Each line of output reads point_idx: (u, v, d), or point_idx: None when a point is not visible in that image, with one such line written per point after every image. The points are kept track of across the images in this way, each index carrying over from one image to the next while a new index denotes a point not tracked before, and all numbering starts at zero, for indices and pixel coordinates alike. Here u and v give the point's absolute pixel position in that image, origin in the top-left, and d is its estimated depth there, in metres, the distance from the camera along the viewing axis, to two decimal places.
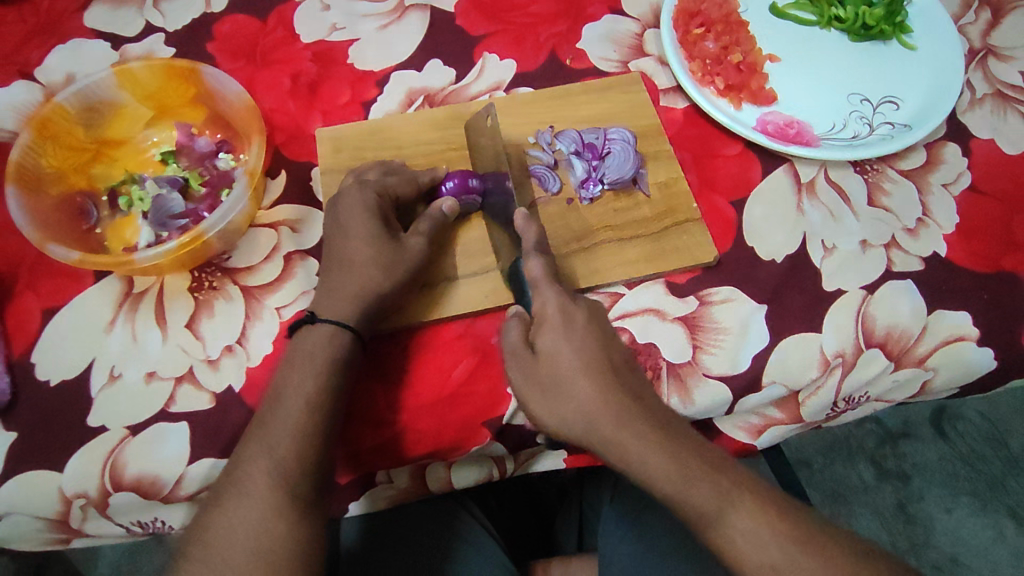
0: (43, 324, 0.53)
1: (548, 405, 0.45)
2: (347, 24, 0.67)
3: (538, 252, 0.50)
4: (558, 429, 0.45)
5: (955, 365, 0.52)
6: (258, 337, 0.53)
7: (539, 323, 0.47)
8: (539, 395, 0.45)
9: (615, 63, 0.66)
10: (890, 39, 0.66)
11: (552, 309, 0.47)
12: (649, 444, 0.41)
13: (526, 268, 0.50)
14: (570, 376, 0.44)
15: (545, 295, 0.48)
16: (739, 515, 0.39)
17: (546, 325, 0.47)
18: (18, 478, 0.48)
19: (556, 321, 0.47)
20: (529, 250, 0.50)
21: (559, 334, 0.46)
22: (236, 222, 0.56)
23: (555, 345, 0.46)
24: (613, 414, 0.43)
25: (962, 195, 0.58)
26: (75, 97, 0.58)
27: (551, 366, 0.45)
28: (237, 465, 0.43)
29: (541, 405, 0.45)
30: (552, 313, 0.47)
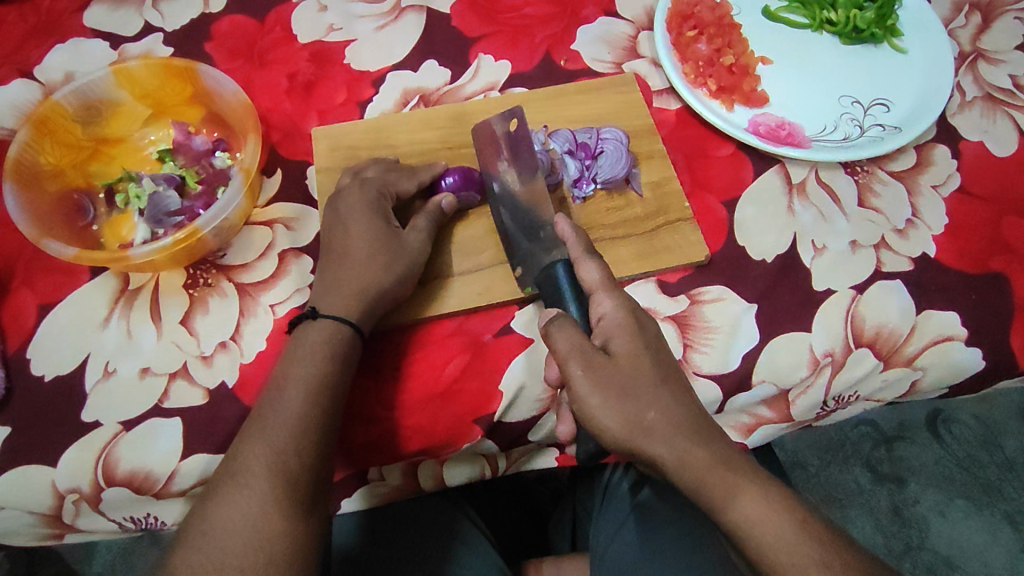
0: (38, 320, 0.54)
1: (616, 408, 0.41)
2: (344, 24, 0.68)
3: (593, 258, 0.48)
4: (616, 434, 0.41)
5: (943, 365, 0.53)
6: (252, 333, 0.54)
7: (606, 326, 0.45)
8: (611, 397, 0.41)
9: (608, 65, 0.66)
10: (881, 42, 0.66)
11: (620, 312, 0.45)
12: (685, 460, 0.39)
13: (581, 273, 0.48)
14: (649, 381, 0.42)
15: (608, 299, 0.46)
16: (752, 515, 0.38)
17: (617, 328, 0.45)
18: (11, 472, 0.49)
19: (628, 326, 0.44)
20: (583, 253, 0.48)
21: (633, 339, 0.44)
22: (231, 219, 0.56)
23: (632, 349, 0.43)
24: (679, 419, 0.41)
25: (952, 197, 0.59)
26: (73, 95, 0.59)
27: (629, 368, 0.42)
28: (236, 457, 0.44)
29: (613, 408, 0.41)
30: (621, 317, 0.45)
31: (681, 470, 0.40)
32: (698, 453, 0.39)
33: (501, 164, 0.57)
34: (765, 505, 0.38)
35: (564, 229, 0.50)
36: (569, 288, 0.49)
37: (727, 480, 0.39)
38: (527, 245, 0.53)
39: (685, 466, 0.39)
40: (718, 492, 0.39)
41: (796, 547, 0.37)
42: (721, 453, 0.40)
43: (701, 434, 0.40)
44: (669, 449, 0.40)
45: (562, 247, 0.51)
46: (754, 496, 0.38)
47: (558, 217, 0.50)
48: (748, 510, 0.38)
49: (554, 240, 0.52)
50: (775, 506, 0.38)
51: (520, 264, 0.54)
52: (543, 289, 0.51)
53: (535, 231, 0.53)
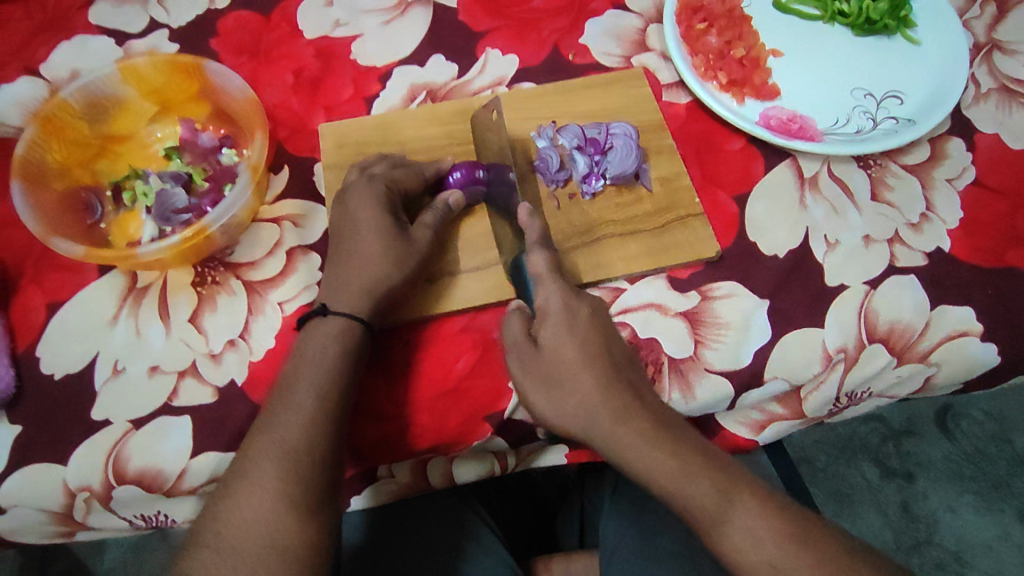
0: (47, 319, 0.54)
1: (542, 395, 0.47)
2: (350, 20, 0.67)
3: (543, 245, 0.51)
4: (550, 418, 0.47)
5: (957, 360, 0.52)
6: (260, 331, 0.54)
7: (540, 316, 0.48)
8: (538, 386, 0.47)
9: (617, 58, 0.66)
10: (894, 34, 0.65)
11: (552, 301, 0.48)
12: (608, 441, 0.44)
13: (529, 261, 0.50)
14: (571, 367, 0.46)
15: (549, 289, 0.49)
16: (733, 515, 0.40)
17: (550, 318, 0.48)
18: (22, 471, 0.49)
19: (562, 315, 0.48)
20: (534, 243, 0.51)
21: (563, 327, 0.47)
22: (238, 217, 0.56)
23: (558, 338, 0.47)
24: (598, 404, 0.44)
25: (966, 190, 0.58)
26: (79, 92, 0.58)
27: (554, 356, 0.46)
28: (244, 454, 0.44)
29: (539, 396, 0.47)
30: (554, 305, 0.48)
31: (617, 454, 0.44)
32: (650, 453, 0.42)
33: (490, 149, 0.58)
34: (735, 509, 0.40)
35: (524, 218, 0.51)
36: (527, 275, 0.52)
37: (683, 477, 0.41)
38: (510, 243, 0.55)
39: (624, 451, 0.43)
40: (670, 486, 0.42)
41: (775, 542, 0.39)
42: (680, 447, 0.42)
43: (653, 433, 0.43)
44: (600, 434, 0.44)
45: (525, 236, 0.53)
46: (724, 501, 0.40)
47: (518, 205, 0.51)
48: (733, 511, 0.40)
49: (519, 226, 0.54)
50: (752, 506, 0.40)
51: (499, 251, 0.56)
52: (518, 274, 0.54)
53: (505, 214, 0.56)
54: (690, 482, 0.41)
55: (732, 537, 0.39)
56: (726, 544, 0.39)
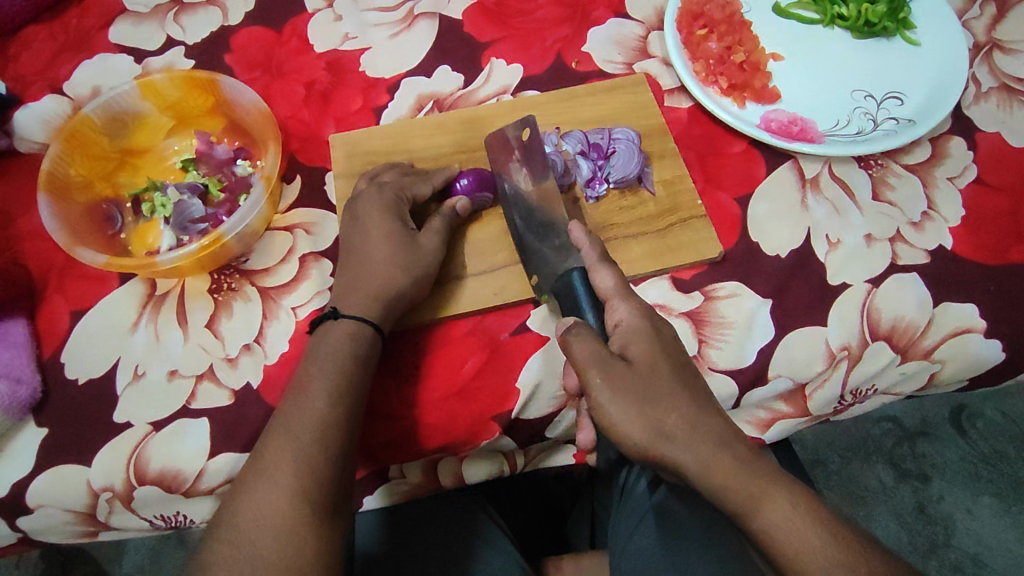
0: (71, 326, 0.56)
1: (638, 416, 0.41)
2: (358, 33, 0.69)
3: (608, 263, 0.49)
4: (637, 443, 0.41)
5: (961, 358, 0.53)
6: (275, 335, 0.55)
7: (624, 332, 0.45)
8: (632, 403, 0.41)
9: (619, 65, 0.67)
10: (894, 35, 0.66)
11: (636, 319, 0.46)
12: (709, 466, 0.38)
13: (597, 280, 0.49)
14: (668, 386, 0.42)
15: (623, 305, 0.46)
16: (778, 522, 0.37)
17: (634, 334, 0.45)
18: (47, 473, 0.50)
19: (644, 333, 0.45)
20: (597, 260, 0.49)
21: (651, 345, 0.44)
22: (253, 225, 0.58)
23: (651, 356, 0.43)
24: (701, 423, 0.40)
25: (968, 188, 0.59)
26: (101, 108, 0.61)
27: (647, 373, 0.42)
28: (271, 454, 0.45)
29: (635, 416, 0.41)
30: (638, 324, 0.45)
31: (707, 477, 0.38)
32: (721, 458, 0.39)
33: (508, 164, 0.58)
34: (793, 514, 0.37)
35: (579, 236, 0.50)
36: (586, 297, 0.50)
37: (757, 487, 0.38)
38: (539, 245, 0.55)
39: (709, 467, 0.38)
40: (743, 498, 0.38)
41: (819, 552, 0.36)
42: (744, 456, 0.39)
43: (721, 440, 0.39)
44: (694, 458, 0.39)
45: (577, 254, 0.52)
46: (773, 499, 0.38)
47: (573, 225, 0.51)
48: (774, 518, 0.37)
49: (569, 246, 0.53)
50: (801, 513, 0.38)
51: (536, 272, 0.55)
52: (561, 298, 0.52)
53: (549, 237, 0.54)
54: (759, 486, 0.38)
55: (795, 543, 0.37)
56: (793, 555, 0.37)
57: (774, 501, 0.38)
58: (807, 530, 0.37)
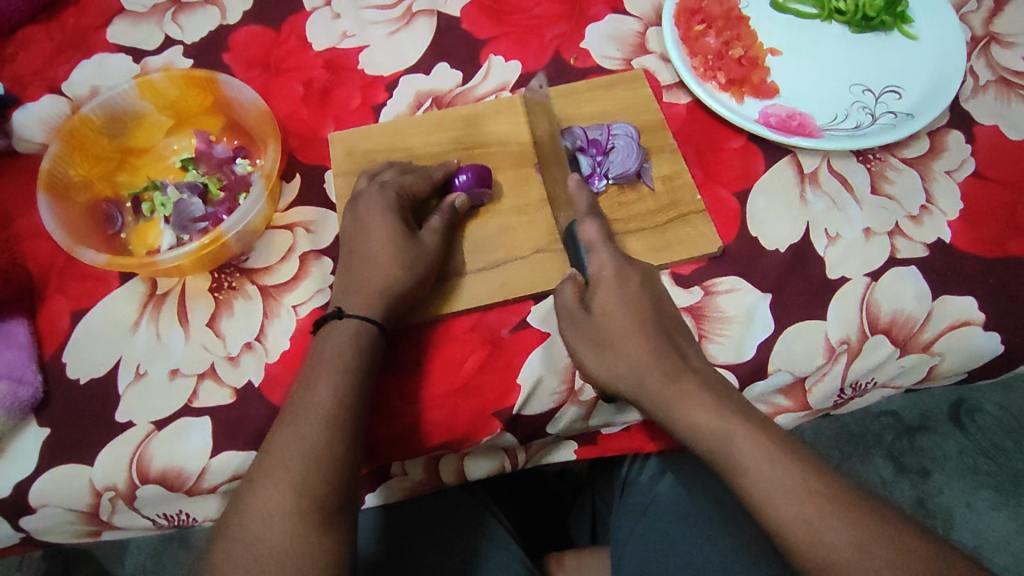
0: (72, 325, 0.56)
1: (597, 357, 0.50)
2: (357, 31, 0.69)
3: (594, 215, 0.55)
4: (602, 379, 0.50)
5: (959, 351, 0.53)
6: (276, 334, 0.55)
7: (595, 281, 0.52)
8: (592, 347, 0.50)
9: (618, 61, 0.67)
10: (892, 29, 0.66)
11: (608, 268, 0.52)
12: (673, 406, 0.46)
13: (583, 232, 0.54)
14: (625, 330, 0.49)
15: (604, 253, 0.52)
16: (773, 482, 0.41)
17: (602, 284, 0.51)
18: (51, 472, 0.50)
19: (611, 280, 0.51)
20: (585, 212, 0.55)
21: (615, 292, 0.51)
22: (253, 224, 0.58)
23: (611, 303, 0.50)
24: (649, 363, 0.48)
25: (966, 181, 0.59)
26: (100, 108, 0.61)
27: (605, 321, 0.50)
28: (280, 433, 0.46)
29: (594, 357, 0.50)
30: (607, 272, 0.52)
31: (662, 407, 0.46)
32: (673, 393, 0.46)
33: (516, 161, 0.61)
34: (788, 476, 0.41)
35: (570, 187, 0.55)
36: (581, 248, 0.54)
37: (712, 421, 0.44)
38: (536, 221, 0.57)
39: (659, 397, 0.47)
40: (695, 429, 0.44)
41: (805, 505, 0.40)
42: (701, 394, 0.45)
43: (675, 376, 0.47)
44: (647, 392, 0.47)
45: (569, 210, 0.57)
46: (771, 463, 0.41)
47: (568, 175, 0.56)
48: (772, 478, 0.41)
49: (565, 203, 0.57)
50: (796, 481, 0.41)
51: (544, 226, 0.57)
52: (564, 251, 0.56)
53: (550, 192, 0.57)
54: (709, 419, 0.44)
55: (769, 490, 0.41)
56: (747, 480, 0.42)
57: (736, 437, 0.43)
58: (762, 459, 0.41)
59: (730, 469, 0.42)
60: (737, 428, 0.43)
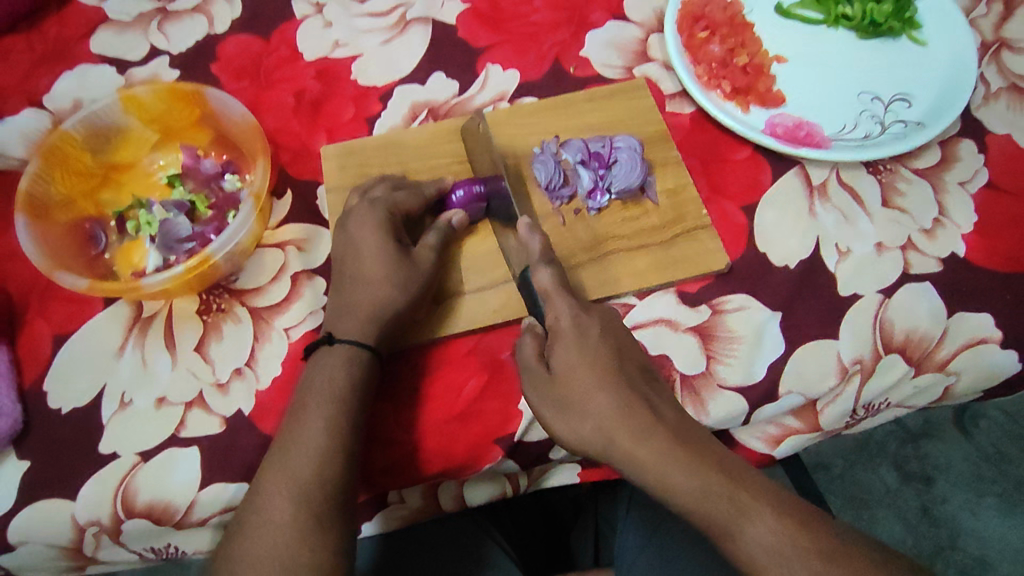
0: (54, 351, 0.54)
1: (560, 421, 0.45)
2: (349, 40, 0.67)
3: (547, 262, 0.49)
4: (572, 446, 0.44)
5: (978, 369, 0.51)
6: (266, 359, 0.53)
7: (553, 337, 0.47)
8: (553, 408, 0.45)
9: (618, 70, 0.65)
10: (900, 35, 0.64)
11: (563, 321, 0.47)
12: (642, 466, 0.41)
13: (537, 279, 0.49)
14: (585, 389, 0.44)
15: (556, 306, 0.47)
16: (751, 533, 0.37)
17: (559, 337, 0.46)
18: (32, 507, 0.48)
19: (567, 335, 0.46)
20: (536, 259, 0.49)
21: (572, 348, 0.45)
22: (243, 244, 0.55)
23: (568, 359, 0.45)
24: (616, 425, 0.42)
25: (979, 193, 0.57)
26: (81, 123, 0.58)
27: (564, 380, 0.45)
28: (252, 491, 0.43)
29: (560, 423, 0.45)
30: (564, 325, 0.47)
31: (638, 473, 0.41)
32: (646, 457, 0.41)
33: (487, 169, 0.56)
34: (764, 529, 0.37)
35: (523, 233, 0.50)
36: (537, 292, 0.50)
37: (697, 492, 0.39)
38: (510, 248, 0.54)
39: (636, 463, 0.41)
40: (689, 501, 0.39)
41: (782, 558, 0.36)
42: (675, 456, 0.40)
43: (643, 437, 0.41)
44: (621, 459, 0.42)
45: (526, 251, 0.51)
46: (743, 513, 0.37)
47: (518, 222, 0.50)
48: (750, 530, 0.37)
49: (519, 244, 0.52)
50: (774, 531, 0.37)
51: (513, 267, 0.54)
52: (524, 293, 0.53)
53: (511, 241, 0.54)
54: (695, 489, 0.39)
55: (752, 546, 0.37)
56: (752, 564, 0.37)
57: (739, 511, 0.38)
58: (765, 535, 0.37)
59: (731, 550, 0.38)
60: (730, 500, 0.38)
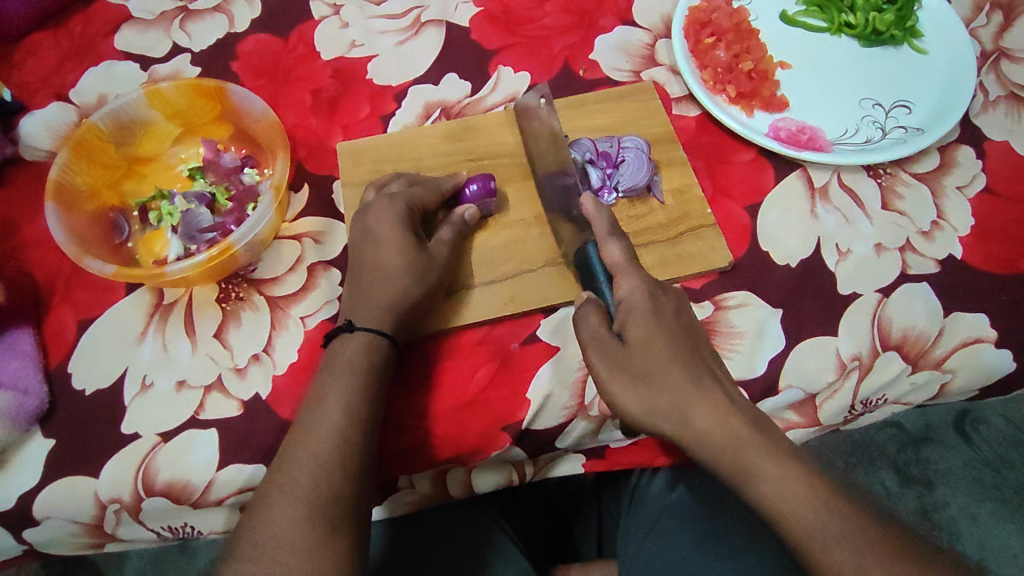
0: (78, 335, 0.55)
1: (634, 391, 0.45)
2: (365, 41, 0.69)
3: (616, 236, 0.51)
4: (636, 415, 0.45)
5: (973, 367, 0.53)
6: (283, 346, 0.55)
7: (623, 309, 0.48)
8: (626, 379, 0.45)
9: (626, 73, 0.67)
10: (901, 44, 0.66)
11: (638, 295, 0.48)
12: (705, 437, 0.42)
13: (607, 254, 0.50)
14: (662, 362, 0.45)
15: (627, 282, 0.49)
16: (794, 501, 0.39)
17: (634, 311, 0.47)
18: (56, 484, 0.50)
19: (645, 309, 0.47)
20: (607, 234, 0.51)
21: (649, 322, 0.46)
22: (262, 234, 0.57)
23: (646, 332, 0.46)
24: (692, 399, 0.43)
25: (977, 197, 0.58)
26: (108, 117, 0.60)
27: (642, 350, 0.45)
28: (278, 463, 0.45)
29: (631, 390, 0.45)
30: (639, 299, 0.47)
31: (705, 448, 0.42)
32: (715, 428, 0.42)
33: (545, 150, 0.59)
34: (805, 495, 0.39)
35: (589, 210, 0.52)
36: (601, 269, 0.52)
37: (755, 465, 0.40)
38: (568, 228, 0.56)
39: (697, 432, 0.42)
40: (738, 468, 0.41)
41: (818, 526, 0.38)
42: (743, 432, 0.41)
43: (718, 412, 0.42)
44: (689, 427, 0.43)
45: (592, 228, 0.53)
46: (776, 479, 0.39)
47: (584, 197, 0.52)
48: (785, 496, 0.39)
49: (585, 220, 0.54)
50: (818, 500, 0.39)
51: (564, 251, 0.56)
52: (579, 271, 0.54)
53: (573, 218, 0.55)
54: (755, 461, 0.40)
55: (793, 510, 0.39)
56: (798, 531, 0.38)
57: (790, 484, 0.39)
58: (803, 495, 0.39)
59: (777, 518, 0.39)
60: (785, 471, 0.40)
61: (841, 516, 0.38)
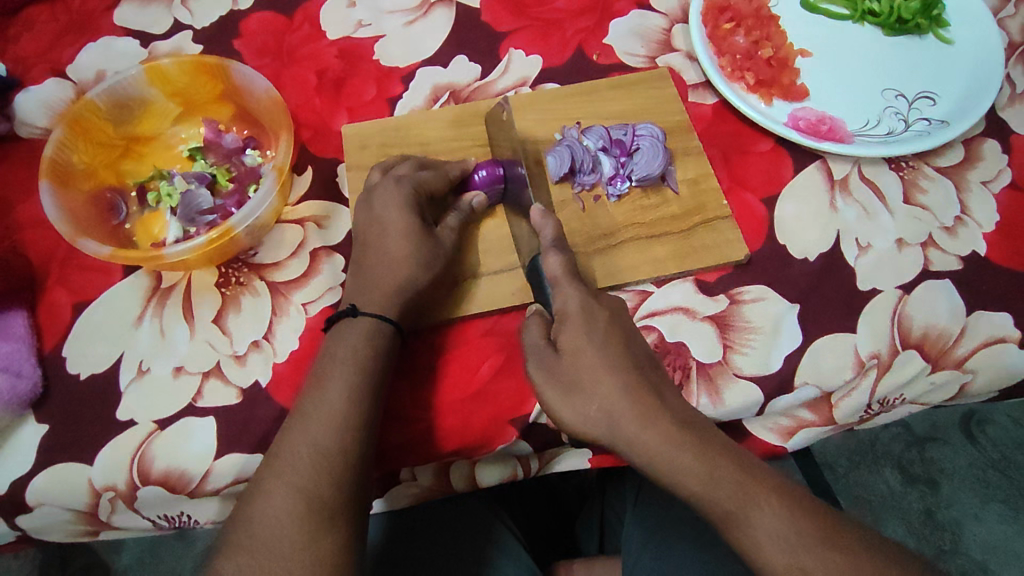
0: (73, 318, 0.54)
1: (566, 403, 0.43)
2: (373, 21, 0.67)
3: (559, 249, 0.49)
4: (571, 427, 0.43)
5: (994, 368, 0.51)
6: (284, 333, 0.53)
7: (558, 318, 0.46)
8: (558, 391, 0.44)
9: (642, 59, 0.65)
10: (926, 33, 0.64)
11: (573, 304, 0.46)
12: (641, 450, 0.40)
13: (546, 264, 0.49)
14: (591, 373, 0.43)
15: (568, 290, 0.46)
16: (752, 516, 0.37)
17: (567, 320, 0.45)
18: (49, 469, 0.49)
19: (578, 318, 0.45)
20: (548, 245, 0.49)
21: (579, 331, 0.44)
22: (263, 218, 0.56)
23: (576, 341, 0.44)
24: (624, 410, 0.41)
25: (1002, 193, 0.57)
26: (106, 93, 0.58)
27: (571, 361, 0.44)
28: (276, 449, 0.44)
29: (563, 403, 0.43)
30: (572, 308, 0.46)
31: (644, 461, 0.40)
32: (655, 442, 0.40)
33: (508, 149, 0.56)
34: (763, 509, 0.37)
35: (535, 220, 0.50)
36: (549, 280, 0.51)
37: (699, 473, 0.38)
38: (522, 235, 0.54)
39: (636, 444, 0.40)
40: (677, 475, 0.39)
41: (774, 539, 0.36)
42: (684, 440, 0.39)
43: (650, 419, 0.40)
44: (623, 438, 0.41)
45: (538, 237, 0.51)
46: (744, 493, 0.37)
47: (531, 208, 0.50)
48: (748, 511, 0.37)
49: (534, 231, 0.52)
50: (775, 510, 0.37)
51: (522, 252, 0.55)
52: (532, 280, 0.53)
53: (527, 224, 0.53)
54: (694, 468, 0.38)
55: (751, 522, 0.37)
56: (749, 541, 0.37)
57: (745, 494, 0.37)
58: (776, 518, 0.36)
59: (732, 529, 0.37)
60: (737, 480, 0.38)
61: (801, 526, 0.36)
